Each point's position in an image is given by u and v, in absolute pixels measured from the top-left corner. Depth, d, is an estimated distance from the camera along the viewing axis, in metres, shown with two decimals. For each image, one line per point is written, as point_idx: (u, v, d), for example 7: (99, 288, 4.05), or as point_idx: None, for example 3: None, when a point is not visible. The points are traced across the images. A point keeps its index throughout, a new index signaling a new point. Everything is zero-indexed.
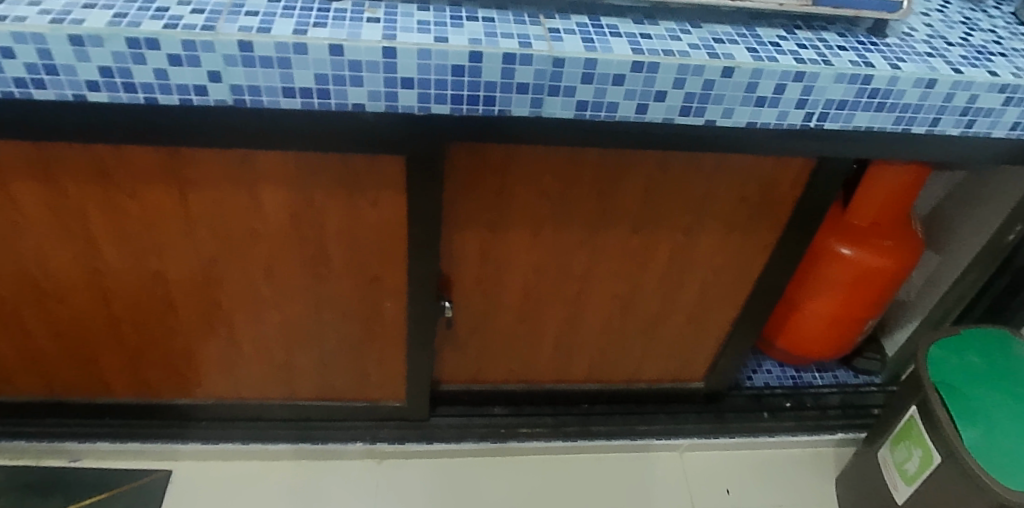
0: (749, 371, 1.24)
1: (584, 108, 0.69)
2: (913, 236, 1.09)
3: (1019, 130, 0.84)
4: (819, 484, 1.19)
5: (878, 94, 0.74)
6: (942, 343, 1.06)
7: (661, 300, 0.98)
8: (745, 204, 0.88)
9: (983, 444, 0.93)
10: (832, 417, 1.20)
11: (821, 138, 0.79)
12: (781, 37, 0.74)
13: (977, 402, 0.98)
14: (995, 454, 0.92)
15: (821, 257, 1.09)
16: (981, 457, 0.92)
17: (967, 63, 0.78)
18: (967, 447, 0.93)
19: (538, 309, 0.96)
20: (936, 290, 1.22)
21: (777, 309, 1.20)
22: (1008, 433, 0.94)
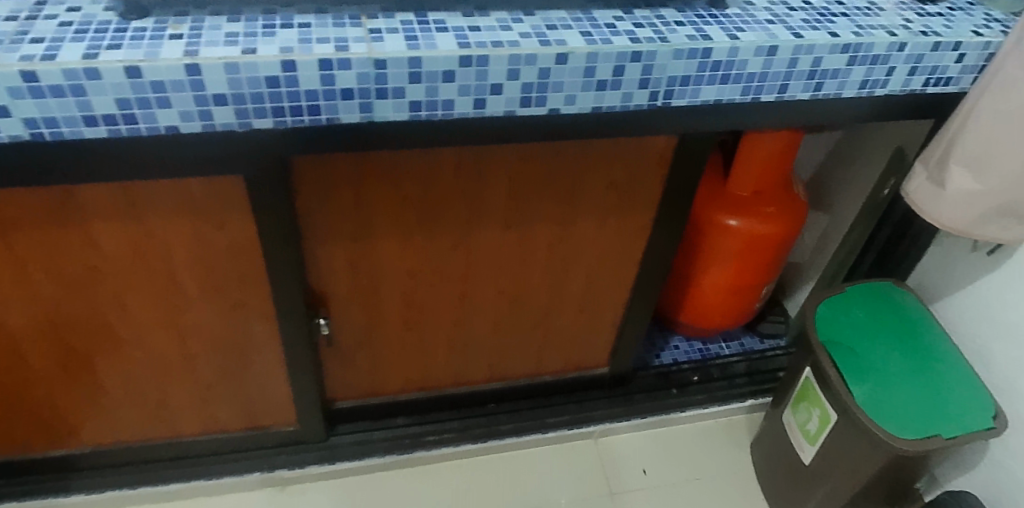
0: (659, 350, 1.23)
1: (418, 108, 0.67)
2: (795, 199, 1.10)
3: (868, 88, 0.85)
4: (733, 453, 1.21)
5: (720, 66, 0.74)
6: (829, 301, 1.08)
7: (549, 291, 0.97)
8: (615, 188, 0.87)
9: (875, 398, 0.95)
10: (740, 385, 1.21)
11: (673, 116, 0.79)
12: (617, 18, 0.73)
13: (866, 356, 1.00)
14: (887, 406, 0.94)
15: (710, 230, 1.09)
16: (873, 411, 0.94)
17: (808, 27, 0.79)
18: (858, 403, 0.95)
19: (423, 315, 0.93)
20: (828, 249, 1.25)
21: (676, 284, 1.19)
22: (899, 382, 0.97)
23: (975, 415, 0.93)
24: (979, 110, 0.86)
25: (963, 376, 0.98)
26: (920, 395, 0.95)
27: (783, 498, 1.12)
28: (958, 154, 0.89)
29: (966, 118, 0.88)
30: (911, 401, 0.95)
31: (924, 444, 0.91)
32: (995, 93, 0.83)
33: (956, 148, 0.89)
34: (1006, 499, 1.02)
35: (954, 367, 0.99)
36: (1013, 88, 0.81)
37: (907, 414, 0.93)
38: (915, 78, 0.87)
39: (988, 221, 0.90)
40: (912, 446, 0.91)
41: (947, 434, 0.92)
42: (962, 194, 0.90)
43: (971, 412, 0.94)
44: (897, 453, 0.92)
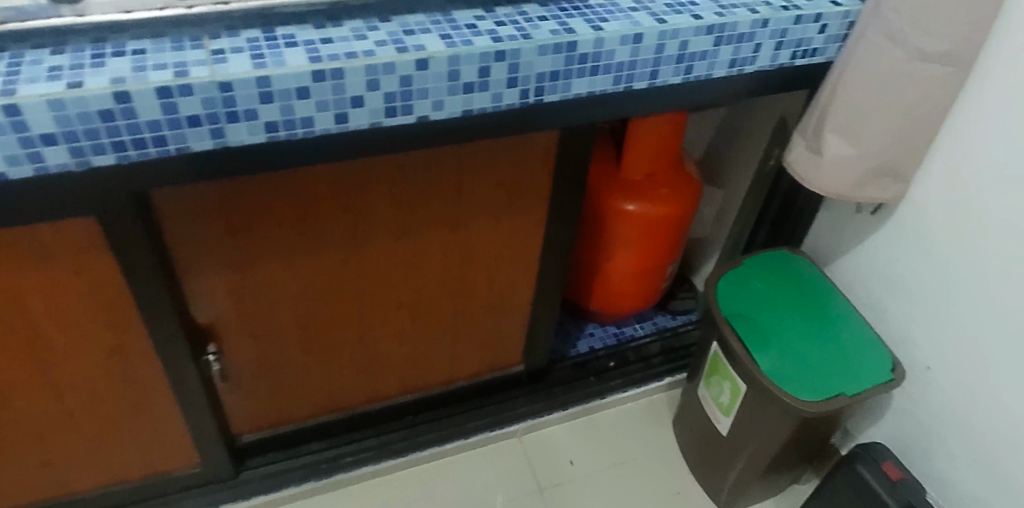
0: (573, 339, 1.24)
1: (275, 128, 0.64)
2: (688, 177, 1.11)
3: (738, 66, 0.85)
4: (659, 431, 1.21)
5: (587, 59, 0.74)
6: (728, 275, 1.09)
7: (451, 296, 0.95)
8: (502, 187, 0.86)
9: (779, 365, 0.97)
10: (655, 365, 1.22)
11: (548, 113, 0.78)
12: (478, 17, 0.71)
13: (766, 326, 1.02)
14: (791, 372, 0.96)
15: (610, 216, 1.09)
16: (778, 379, 0.95)
17: (671, 11, 0.79)
18: (764, 373, 0.96)
19: (322, 335, 0.91)
20: (726, 221, 1.28)
21: (583, 273, 1.19)
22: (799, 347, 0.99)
23: (871, 370, 0.97)
24: (848, 76, 0.84)
25: (857, 334, 1.02)
26: (820, 358, 0.98)
27: (707, 472, 1.13)
28: (831, 120, 0.87)
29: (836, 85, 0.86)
30: (812, 364, 0.97)
31: (828, 405, 0.93)
32: (860, 60, 0.82)
33: (830, 115, 0.87)
34: (911, 443, 1.07)
35: (849, 325, 1.03)
36: (876, 54, 0.80)
37: (810, 377, 0.96)
38: (782, 52, 0.87)
39: (866, 183, 0.90)
40: (817, 407, 0.93)
41: (849, 392, 0.95)
42: (838, 160, 0.88)
43: (868, 368, 0.97)
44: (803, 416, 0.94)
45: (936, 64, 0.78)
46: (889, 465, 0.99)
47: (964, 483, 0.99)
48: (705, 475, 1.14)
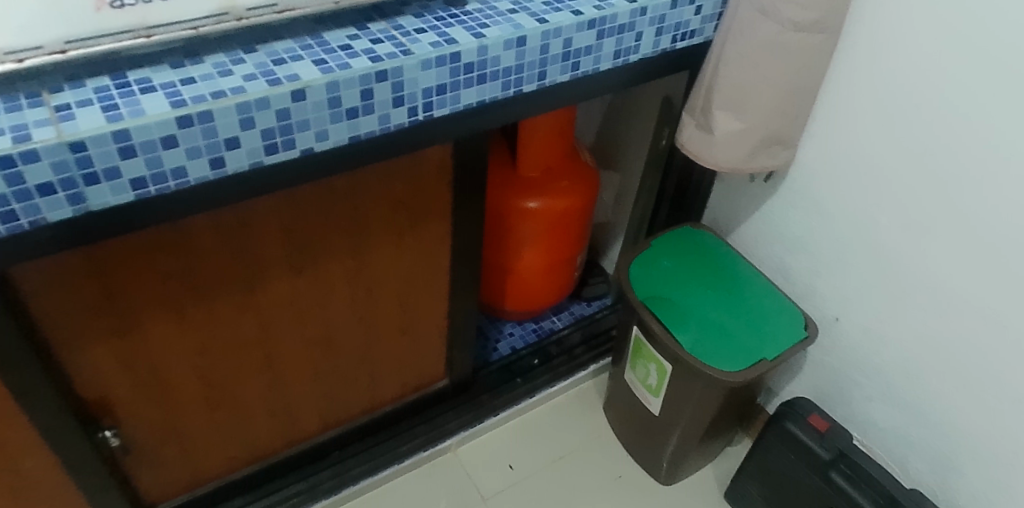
0: (493, 342, 1.23)
1: (143, 184, 0.58)
2: (585, 166, 1.11)
3: (622, 57, 0.83)
4: (591, 420, 1.22)
5: (473, 68, 0.71)
6: (638, 258, 1.06)
7: (362, 323, 0.92)
8: (401, 205, 0.83)
9: (701, 340, 0.96)
10: (578, 355, 1.22)
11: (439, 126, 0.75)
12: (352, 37, 0.68)
13: (683, 302, 1.00)
14: (713, 345, 0.95)
15: (513, 216, 1.07)
16: (703, 354, 0.94)
17: (550, 10, 0.76)
18: (688, 350, 0.95)
19: (229, 385, 0.85)
20: (626, 202, 1.27)
21: (495, 275, 1.17)
22: (718, 318, 0.99)
23: (787, 329, 0.98)
24: (727, 56, 0.86)
25: (768, 293, 1.03)
26: (738, 325, 0.98)
27: (642, 453, 1.15)
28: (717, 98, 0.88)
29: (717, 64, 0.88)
30: (732, 333, 0.97)
31: (753, 370, 0.93)
32: (736, 37, 0.84)
33: (716, 94, 0.88)
34: (831, 392, 1.12)
35: (760, 291, 1.03)
36: (752, 29, 0.82)
37: (733, 346, 0.95)
38: (663, 37, 0.86)
39: (757, 154, 0.92)
40: (744, 375, 0.93)
41: (770, 355, 0.95)
42: (730, 135, 0.89)
43: (784, 327, 0.98)
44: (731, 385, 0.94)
45: (807, 34, 0.81)
46: (815, 418, 1.02)
47: (883, 421, 1.05)
48: (643, 456, 1.15)
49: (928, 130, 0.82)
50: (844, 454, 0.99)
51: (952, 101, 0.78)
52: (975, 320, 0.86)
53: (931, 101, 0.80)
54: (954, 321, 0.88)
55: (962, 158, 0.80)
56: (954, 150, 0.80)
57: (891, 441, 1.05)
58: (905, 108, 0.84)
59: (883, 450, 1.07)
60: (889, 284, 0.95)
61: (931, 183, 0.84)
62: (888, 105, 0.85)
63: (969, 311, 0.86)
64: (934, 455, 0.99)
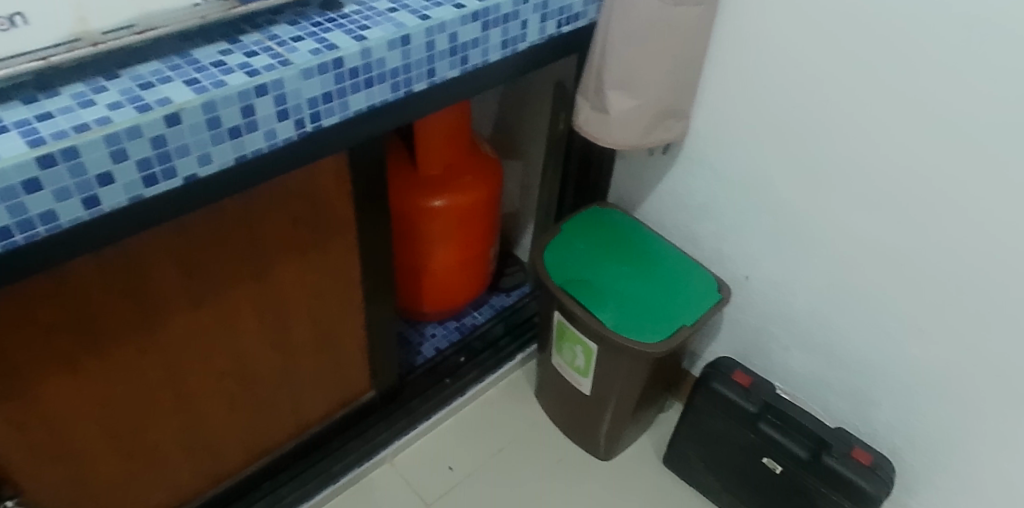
0: (416, 344, 1.21)
1: (7, 234, 0.53)
2: (486, 158, 1.10)
3: (510, 46, 0.82)
4: (525, 409, 1.23)
5: (358, 72, 0.68)
6: (551, 245, 1.06)
7: (275, 346, 0.88)
8: (300, 220, 0.79)
9: (622, 317, 0.97)
10: (503, 346, 1.22)
11: (331, 136, 0.72)
12: (224, 52, 0.64)
13: (600, 283, 1.01)
14: (635, 320, 0.97)
15: (420, 217, 1.06)
16: (626, 330, 0.96)
17: (431, 5, 0.74)
18: (611, 328, 0.96)
19: (141, 431, 0.80)
20: (533, 190, 1.26)
21: (410, 279, 1.15)
22: (635, 293, 1.00)
23: (702, 294, 1.01)
24: (613, 35, 0.86)
25: (679, 263, 1.05)
26: (655, 298, 1.00)
27: (579, 433, 1.17)
28: (609, 77, 0.88)
29: (604, 45, 0.88)
30: (651, 307, 0.99)
31: (676, 339, 0.95)
32: (621, 16, 0.84)
33: (606, 74, 0.88)
34: (750, 347, 1.17)
35: (672, 261, 1.05)
36: (635, 7, 0.82)
37: (654, 319, 0.97)
38: (548, 24, 0.84)
39: (653, 129, 0.94)
40: (668, 345, 0.95)
41: (689, 321, 0.98)
42: (624, 114, 0.90)
43: (699, 292, 1.01)
44: (656, 356, 0.95)
45: (688, 7, 0.83)
46: (738, 374, 1.06)
47: (800, 367, 1.11)
48: (580, 436, 1.17)
49: (811, 88, 0.86)
50: (768, 404, 1.03)
51: (830, 59, 0.83)
52: (875, 259, 0.92)
53: (811, 60, 0.85)
54: (857, 263, 0.94)
55: (845, 111, 0.85)
56: (837, 104, 0.85)
57: (811, 385, 1.11)
58: (788, 70, 0.88)
59: (805, 394, 1.13)
60: (792, 237, 1.00)
61: (820, 138, 0.89)
62: (772, 69, 0.89)
63: (869, 252, 0.92)
64: (853, 391, 1.06)
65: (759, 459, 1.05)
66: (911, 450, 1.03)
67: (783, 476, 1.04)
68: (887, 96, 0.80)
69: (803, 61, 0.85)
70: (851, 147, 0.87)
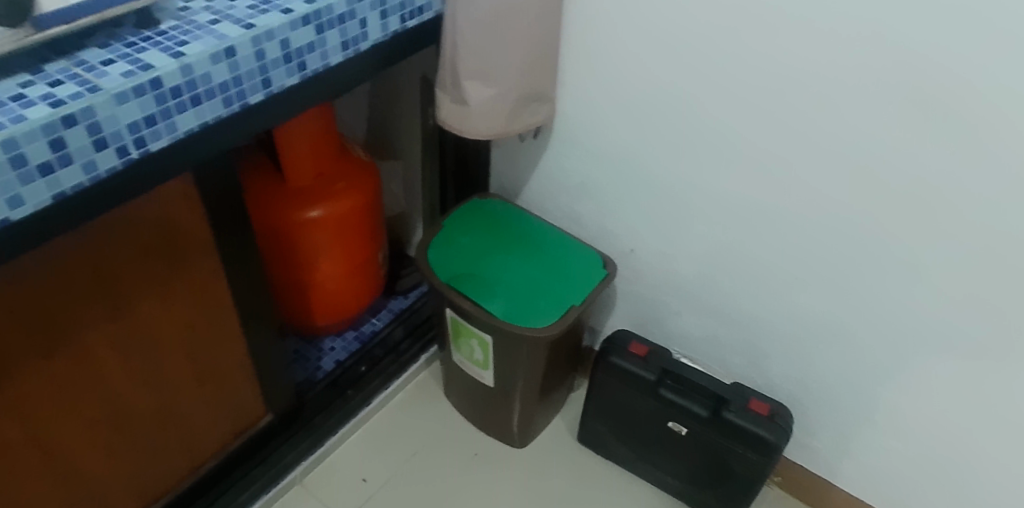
0: (315, 359, 1.18)
1: None
2: (359, 162, 1.08)
3: (352, 46, 0.80)
4: (435, 408, 1.22)
5: (182, 90, 0.65)
6: (434, 243, 1.05)
7: (150, 385, 0.84)
8: (152, 252, 0.76)
9: (512, 305, 0.97)
10: (404, 349, 1.22)
11: (164, 160, 0.68)
12: (25, 84, 0.60)
13: (487, 275, 1.00)
14: (524, 307, 0.97)
15: (297, 230, 1.03)
16: (516, 318, 0.96)
17: (256, 13, 0.71)
18: (502, 319, 0.96)
19: (7, 499, 0.74)
20: (416, 188, 1.25)
21: (298, 294, 1.12)
22: (523, 280, 1.00)
23: (589, 273, 1.02)
24: (461, 26, 0.84)
25: (564, 245, 1.06)
26: (543, 283, 1.00)
27: (490, 425, 1.17)
28: (464, 69, 0.86)
29: (453, 35, 0.85)
30: (540, 292, 0.99)
31: (566, 319, 0.96)
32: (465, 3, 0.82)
33: (461, 65, 0.86)
34: (646, 317, 1.19)
35: (557, 244, 1.06)
36: None
37: (544, 303, 0.97)
38: (391, 19, 0.82)
39: (517, 115, 0.92)
40: (559, 326, 0.95)
41: (577, 301, 0.98)
42: (485, 104, 0.88)
43: (585, 271, 1.02)
44: (550, 339, 0.96)
45: None
46: (635, 345, 1.08)
47: (695, 329, 1.14)
48: (492, 427, 1.17)
49: (666, 57, 0.88)
50: (667, 370, 1.05)
51: (680, 27, 0.84)
52: (747, 214, 0.95)
53: (661, 28, 0.86)
54: (730, 221, 0.98)
55: (700, 75, 0.87)
56: (691, 71, 0.87)
57: (707, 346, 1.14)
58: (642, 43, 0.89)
59: (702, 356, 1.16)
60: (669, 206, 1.02)
61: (681, 105, 0.91)
62: (627, 43, 0.90)
63: (740, 210, 0.95)
64: (746, 346, 1.10)
65: (664, 424, 1.08)
66: (805, 393, 1.08)
67: (688, 437, 1.07)
68: (735, 57, 0.82)
69: (654, 30, 0.87)
70: (710, 109, 0.89)
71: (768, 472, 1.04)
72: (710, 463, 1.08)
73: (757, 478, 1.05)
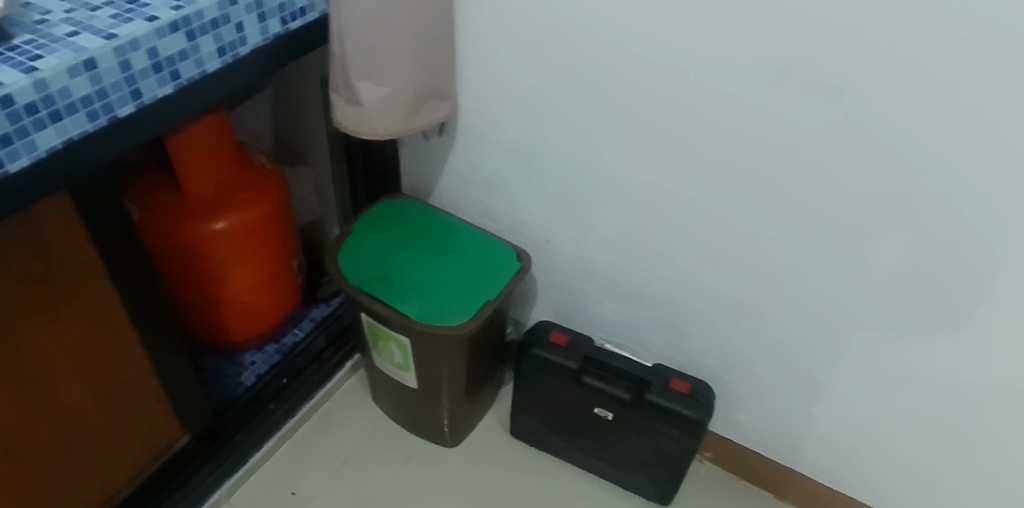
0: (235, 375, 1.17)
1: None
2: (264, 170, 1.06)
3: (230, 52, 0.77)
4: (364, 414, 1.21)
5: (38, 106, 0.61)
6: (345, 248, 1.03)
7: (48, 418, 0.81)
8: (34, 280, 0.72)
9: (426, 305, 0.96)
10: (327, 358, 1.22)
11: (28, 181, 0.65)
12: None
13: (399, 276, 1.00)
14: (438, 306, 0.96)
15: (201, 243, 1.00)
16: (431, 317, 0.95)
17: (119, 22, 0.68)
18: (417, 319, 0.95)
19: None
20: (327, 193, 1.26)
21: (210, 309, 1.09)
22: (436, 279, 1.00)
23: (502, 266, 1.02)
24: (346, 25, 0.82)
25: (476, 240, 1.06)
26: (456, 280, 1.00)
27: (420, 427, 1.16)
28: (353, 69, 0.85)
29: (339, 35, 0.84)
30: (453, 290, 0.98)
31: (481, 315, 0.96)
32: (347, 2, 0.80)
33: (350, 66, 0.85)
34: (566, 306, 1.20)
35: (469, 240, 1.06)
36: None
37: (457, 301, 0.97)
38: (270, 22, 0.81)
39: (414, 113, 0.92)
40: (475, 323, 0.95)
41: (492, 295, 0.98)
42: (378, 103, 0.87)
43: (498, 265, 1.02)
44: (467, 336, 0.95)
45: None
46: (555, 335, 1.09)
47: (615, 314, 1.15)
48: (421, 428, 1.17)
49: (556, 47, 0.88)
50: (588, 358, 1.06)
51: (567, 16, 0.85)
52: (651, 198, 0.96)
53: (549, 17, 0.86)
54: (637, 206, 0.99)
55: (592, 62, 0.87)
56: (582, 59, 0.88)
57: (629, 330, 1.16)
58: (533, 33, 0.89)
59: (625, 340, 1.18)
60: (578, 194, 1.03)
61: (577, 94, 0.91)
62: (518, 34, 0.90)
63: (644, 193, 0.96)
64: (666, 327, 1.11)
65: (592, 410, 1.09)
66: (725, 368, 1.10)
67: (616, 421, 1.08)
68: (623, 41, 0.83)
69: (542, 20, 0.87)
70: (605, 96, 0.89)
71: (696, 448, 1.04)
72: (639, 445, 1.09)
73: (686, 456, 1.06)
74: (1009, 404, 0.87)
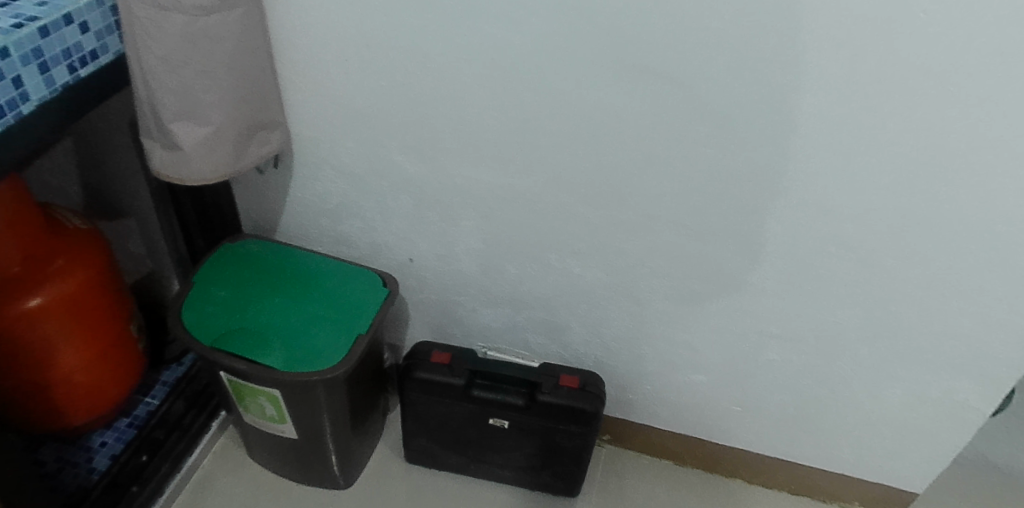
0: (84, 462, 1.04)
1: None
2: (78, 233, 0.94)
3: (10, 111, 0.66)
4: (243, 476, 1.12)
5: None
6: (189, 305, 0.94)
7: None
8: None
9: (293, 352, 0.89)
10: (190, 423, 1.11)
11: None
12: None
13: (257, 326, 0.92)
14: (306, 350, 0.90)
15: (14, 326, 0.86)
16: (300, 364, 0.88)
17: None
18: (284, 369, 0.88)
19: None
20: (158, 242, 1.16)
21: (40, 397, 0.95)
22: (298, 322, 0.93)
23: (368, 297, 0.97)
24: (149, 64, 0.73)
25: (334, 273, 1.00)
26: (320, 320, 0.94)
27: (308, 476, 1.09)
28: (166, 111, 0.76)
29: (142, 76, 0.75)
30: (320, 331, 0.92)
31: (355, 351, 0.90)
32: (145, 39, 0.71)
33: (160, 108, 0.76)
34: (440, 321, 1.17)
35: (327, 274, 1.00)
36: (157, 26, 0.70)
37: (326, 342, 0.91)
38: (55, 72, 0.70)
39: (245, 149, 0.84)
40: (349, 361, 0.89)
41: (364, 329, 0.93)
42: (202, 144, 0.79)
43: (363, 295, 0.97)
44: (343, 376, 0.90)
45: (228, 13, 0.73)
46: (435, 354, 1.06)
47: (491, 321, 1.14)
48: (309, 478, 1.10)
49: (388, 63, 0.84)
50: (474, 371, 1.04)
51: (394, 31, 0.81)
52: (509, 202, 0.95)
53: (375, 33, 0.82)
54: (497, 212, 0.97)
55: (428, 76, 0.84)
56: (417, 73, 0.84)
57: (507, 334, 1.15)
58: (361, 52, 0.84)
59: (507, 344, 1.17)
60: (436, 208, 1.00)
61: (418, 108, 0.88)
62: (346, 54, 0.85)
63: (502, 199, 0.95)
64: (544, 324, 1.11)
65: (486, 422, 1.07)
66: (609, 354, 1.12)
67: (511, 428, 1.07)
68: (457, 52, 0.81)
69: (368, 36, 0.83)
70: (447, 109, 0.87)
71: (593, 438, 1.06)
72: (538, 447, 1.08)
73: (585, 449, 1.07)
74: (862, 336, 0.95)
